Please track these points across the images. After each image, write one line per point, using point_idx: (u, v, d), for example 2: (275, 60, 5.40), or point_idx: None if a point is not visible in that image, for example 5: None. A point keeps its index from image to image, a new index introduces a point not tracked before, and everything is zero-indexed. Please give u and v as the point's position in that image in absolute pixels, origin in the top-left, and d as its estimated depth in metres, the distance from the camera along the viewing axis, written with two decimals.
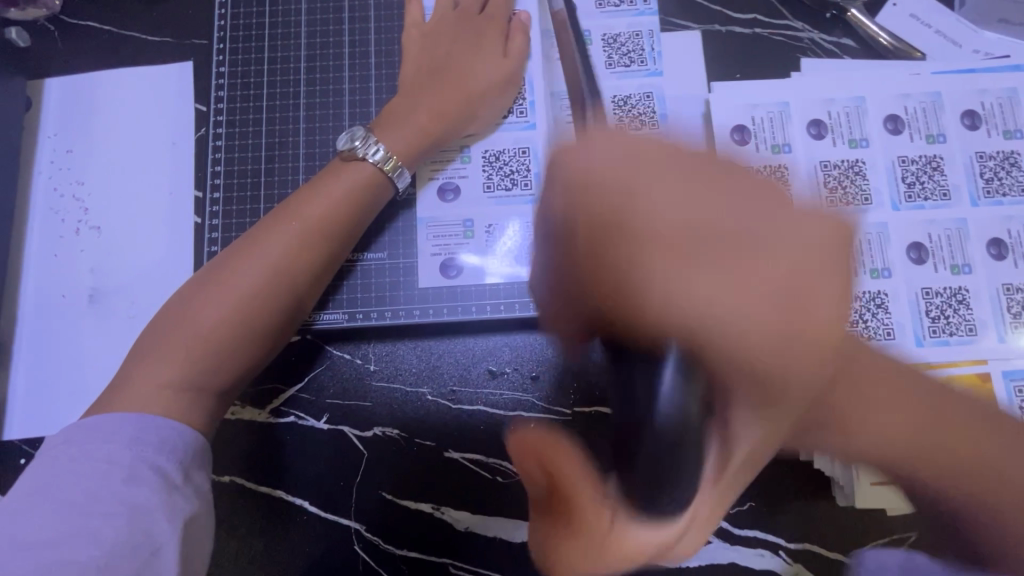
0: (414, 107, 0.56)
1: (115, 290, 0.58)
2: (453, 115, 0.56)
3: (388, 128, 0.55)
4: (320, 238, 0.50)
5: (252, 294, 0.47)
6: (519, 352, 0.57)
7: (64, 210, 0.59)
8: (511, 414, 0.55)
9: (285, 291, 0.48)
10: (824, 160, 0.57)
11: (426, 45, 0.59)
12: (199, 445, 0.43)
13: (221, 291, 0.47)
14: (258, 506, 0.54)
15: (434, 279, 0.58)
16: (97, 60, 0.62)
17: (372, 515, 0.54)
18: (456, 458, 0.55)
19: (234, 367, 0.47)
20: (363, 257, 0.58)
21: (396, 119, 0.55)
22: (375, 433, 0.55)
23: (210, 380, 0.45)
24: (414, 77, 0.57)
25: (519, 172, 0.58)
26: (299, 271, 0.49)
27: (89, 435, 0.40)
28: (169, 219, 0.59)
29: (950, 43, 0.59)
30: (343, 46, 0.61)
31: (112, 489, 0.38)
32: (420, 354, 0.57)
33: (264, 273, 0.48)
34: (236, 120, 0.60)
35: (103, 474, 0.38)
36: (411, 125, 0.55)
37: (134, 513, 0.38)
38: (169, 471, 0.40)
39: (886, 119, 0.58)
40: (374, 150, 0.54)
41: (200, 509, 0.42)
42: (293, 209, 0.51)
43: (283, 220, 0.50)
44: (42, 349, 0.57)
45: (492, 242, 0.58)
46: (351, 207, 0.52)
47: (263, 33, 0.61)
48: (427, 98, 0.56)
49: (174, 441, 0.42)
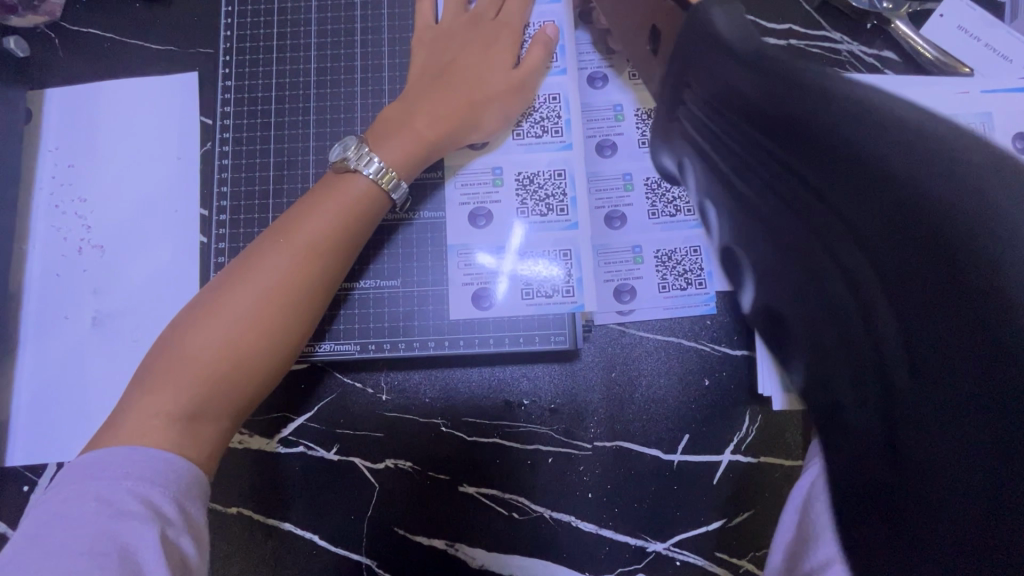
0: (411, 115, 0.52)
1: (119, 312, 0.56)
2: (451, 124, 0.52)
3: (381, 139, 0.51)
4: (315, 258, 0.48)
5: (250, 322, 0.45)
6: (537, 382, 0.54)
7: (66, 228, 0.57)
8: (529, 447, 0.53)
9: (284, 314, 0.47)
10: None
11: (432, 47, 0.55)
12: (196, 477, 0.41)
13: (218, 318, 0.45)
14: (267, 539, 0.53)
15: (465, 309, 0.54)
16: (99, 70, 0.59)
17: (383, 550, 0.53)
18: (471, 493, 0.53)
19: (232, 397, 0.45)
20: (358, 285, 0.55)
21: (391, 130, 0.52)
22: (387, 466, 0.53)
23: (208, 409, 0.43)
24: (417, 84, 0.54)
25: (553, 196, 0.55)
26: (295, 294, 0.47)
27: (81, 473, 0.39)
28: (175, 237, 0.57)
29: (1001, 57, 0.55)
30: (355, 58, 0.58)
31: (102, 526, 0.36)
32: (434, 383, 0.55)
33: (260, 298, 0.46)
34: (244, 136, 0.57)
35: (95, 512, 0.37)
36: (405, 134, 0.51)
37: (124, 553, 0.36)
38: (162, 505, 0.38)
39: None
40: (368, 161, 0.50)
41: (196, 547, 0.39)
42: (282, 231, 0.48)
43: (277, 242, 0.48)
44: (44, 372, 0.55)
45: (513, 250, 0.55)
46: (346, 228, 0.49)
47: (271, 43, 0.58)
48: (426, 105, 0.52)
49: (168, 474, 0.40)
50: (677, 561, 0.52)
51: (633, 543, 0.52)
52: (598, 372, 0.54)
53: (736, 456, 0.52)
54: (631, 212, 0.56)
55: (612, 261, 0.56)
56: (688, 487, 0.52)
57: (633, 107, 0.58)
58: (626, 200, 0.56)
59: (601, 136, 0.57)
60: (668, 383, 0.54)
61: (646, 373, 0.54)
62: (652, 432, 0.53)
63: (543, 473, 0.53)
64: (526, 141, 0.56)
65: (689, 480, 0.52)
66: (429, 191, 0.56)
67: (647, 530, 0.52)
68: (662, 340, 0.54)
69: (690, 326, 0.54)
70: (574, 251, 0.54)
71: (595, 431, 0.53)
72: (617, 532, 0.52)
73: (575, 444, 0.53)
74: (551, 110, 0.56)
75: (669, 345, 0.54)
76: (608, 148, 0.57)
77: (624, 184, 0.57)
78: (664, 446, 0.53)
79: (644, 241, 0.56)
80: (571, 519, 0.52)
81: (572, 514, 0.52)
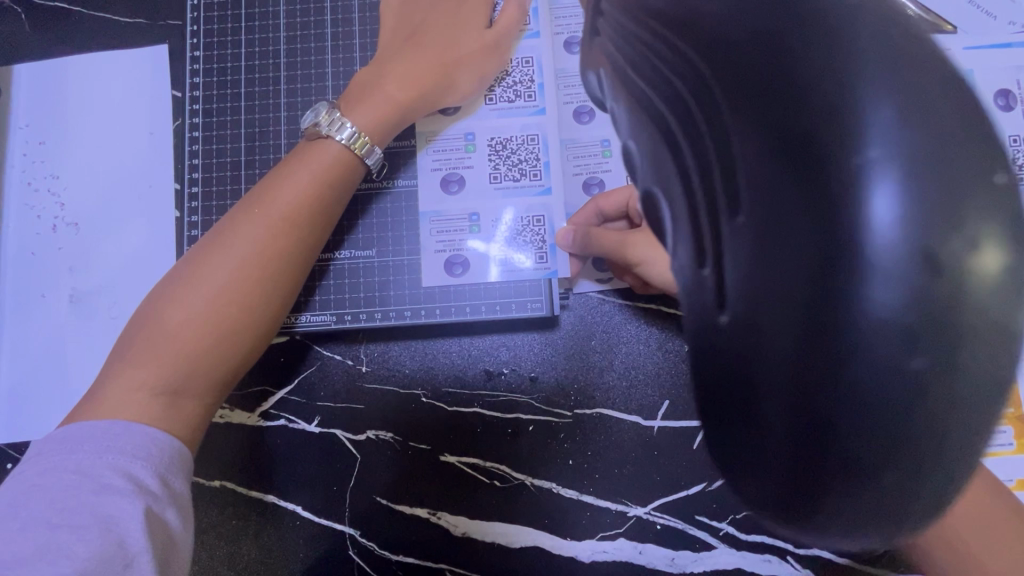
0: (383, 78, 0.51)
1: (97, 289, 0.56)
2: (427, 86, 0.52)
3: (355, 104, 0.51)
4: (294, 227, 0.47)
5: (229, 291, 0.45)
6: (517, 351, 0.54)
7: (38, 205, 0.56)
8: (510, 416, 0.53)
9: (266, 285, 0.46)
10: (1012, 135, 0.53)
11: (404, 11, 0.54)
12: (179, 451, 0.41)
13: (196, 287, 0.44)
14: (251, 512, 0.53)
15: (437, 276, 0.55)
16: (66, 44, 0.58)
17: (366, 520, 0.53)
18: (452, 462, 0.53)
19: (214, 368, 0.44)
20: (338, 256, 0.55)
21: (365, 93, 0.51)
22: (368, 437, 0.53)
23: (190, 384, 0.43)
24: (391, 47, 0.53)
25: (527, 162, 0.55)
26: (274, 263, 0.47)
27: (58, 446, 0.38)
28: (149, 212, 0.57)
29: (985, 13, 0.54)
30: (325, 26, 0.57)
31: (81, 500, 0.36)
32: (415, 355, 0.54)
33: (240, 267, 0.45)
34: (214, 108, 0.56)
35: (74, 486, 0.36)
36: (378, 97, 0.51)
37: (105, 525, 0.35)
38: (144, 479, 0.38)
39: (997, 94, 0.53)
40: (341, 128, 0.49)
41: (180, 518, 0.39)
42: (259, 201, 0.48)
43: (253, 211, 0.47)
44: (24, 350, 0.55)
45: (499, 233, 0.55)
46: (326, 198, 0.49)
47: (239, 13, 0.57)
48: (399, 68, 0.51)
49: (149, 448, 0.39)
50: (658, 525, 0.52)
51: (613, 508, 0.52)
52: (577, 340, 0.54)
53: None
54: (609, 177, 0.55)
55: None
56: (668, 452, 0.52)
57: None
58: (604, 167, 0.55)
59: (579, 102, 0.56)
60: (648, 349, 0.54)
61: (624, 340, 0.54)
62: (632, 399, 0.53)
63: (526, 441, 0.53)
64: (499, 106, 0.56)
65: (669, 446, 0.52)
66: (407, 159, 0.56)
67: (628, 495, 0.52)
68: (641, 307, 0.54)
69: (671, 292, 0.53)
70: (545, 218, 0.55)
71: (577, 400, 0.53)
72: (599, 498, 0.52)
73: (555, 412, 0.53)
74: (524, 74, 0.56)
75: (650, 311, 0.54)
76: (586, 114, 0.56)
77: (602, 151, 0.55)
78: (643, 412, 0.53)
79: None
80: (553, 486, 0.53)
81: (554, 481, 0.53)
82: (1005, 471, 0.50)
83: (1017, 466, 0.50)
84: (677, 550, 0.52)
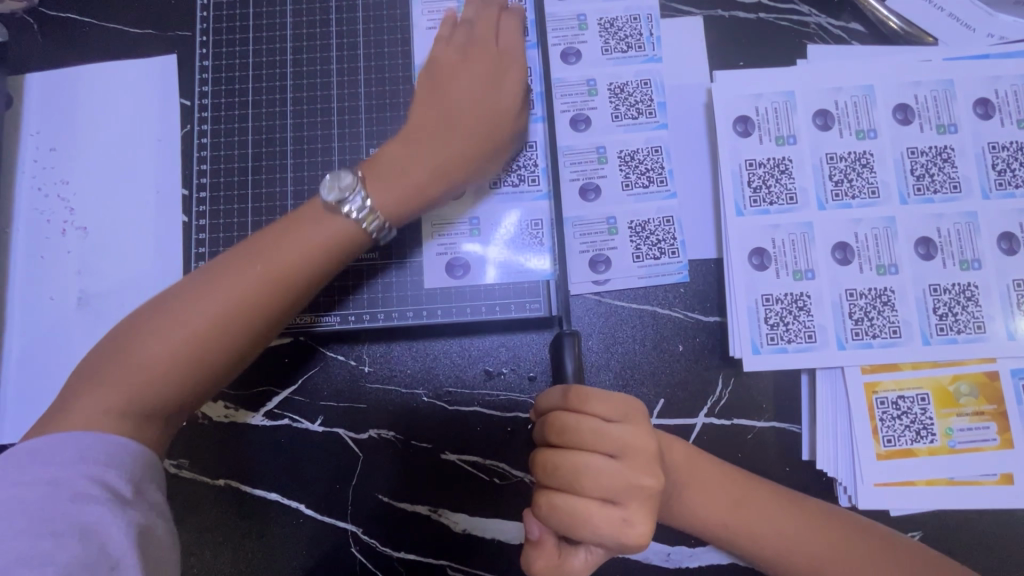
0: (412, 158, 0.49)
1: (105, 292, 0.57)
2: (452, 172, 0.50)
3: (381, 177, 0.48)
4: (285, 273, 0.44)
5: (205, 332, 0.42)
6: (516, 352, 0.56)
7: (50, 211, 0.58)
8: (509, 415, 0.55)
9: (249, 328, 0.44)
10: (991, 142, 0.55)
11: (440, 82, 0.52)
12: (147, 459, 0.40)
13: (174, 320, 0.42)
14: (255, 510, 0.54)
15: (440, 279, 0.56)
16: (77, 53, 0.60)
17: (368, 517, 0.54)
18: (453, 460, 0.54)
19: (176, 400, 0.42)
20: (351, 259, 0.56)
21: (392, 171, 0.48)
22: (370, 435, 0.55)
23: (151, 414, 0.41)
24: (423, 122, 0.50)
25: (525, 167, 0.57)
26: (258, 308, 0.44)
27: (25, 459, 0.36)
28: (157, 216, 0.58)
29: (963, 27, 0.56)
30: (330, 37, 0.59)
31: (58, 508, 0.35)
32: (416, 355, 0.56)
33: (222, 308, 0.43)
34: (222, 116, 0.58)
35: (47, 494, 0.35)
36: (405, 179, 0.48)
37: (101, 527, 0.35)
38: (118, 486, 0.37)
39: (975, 103, 0.55)
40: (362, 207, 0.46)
41: (157, 521, 0.39)
42: (262, 242, 0.45)
43: (252, 252, 0.45)
44: (33, 352, 0.56)
45: (498, 237, 0.56)
46: (329, 249, 0.46)
47: (247, 24, 0.59)
48: (429, 148, 0.49)
49: (120, 456, 0.39)
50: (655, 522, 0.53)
51: None
52: None
53: (709, 419, 0.53)
54: (605, 183, 0.56)
55: (586, 232, 0.56)
56: None
57: (605, 81, 0.58)
58: (600, 173, 0.57)
59: (575, 110, 0.58)
60: (643, 350, 0.54)
61: (621, 341, 0.54)
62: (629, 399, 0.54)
63: (524, 439, 0.54)
64: None
65: None
66: None
67: None
68: (638, 308, 0.55)
69: (664, 294, 0.55)
70: (543, 222, 0.56)
71: None
72: None
73: None
74: None
75: (644, 313, 0.55)
76: (582, 122, 0.57)
77: (599, 157, 0.57)
78: None
79: (618, 212, 0.56)
80: None
81: None
82: (989, 467, 0.51)
83: (1005, 460, 0.51)
84: (673, 545, 0.53)
